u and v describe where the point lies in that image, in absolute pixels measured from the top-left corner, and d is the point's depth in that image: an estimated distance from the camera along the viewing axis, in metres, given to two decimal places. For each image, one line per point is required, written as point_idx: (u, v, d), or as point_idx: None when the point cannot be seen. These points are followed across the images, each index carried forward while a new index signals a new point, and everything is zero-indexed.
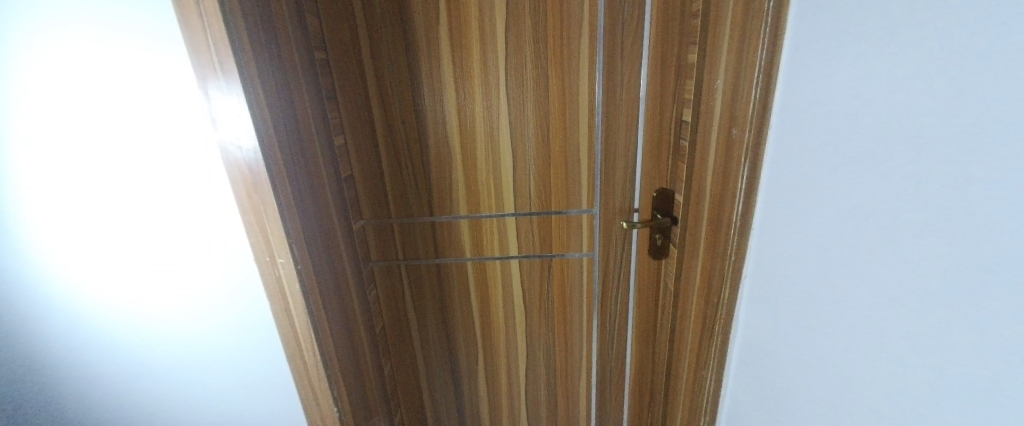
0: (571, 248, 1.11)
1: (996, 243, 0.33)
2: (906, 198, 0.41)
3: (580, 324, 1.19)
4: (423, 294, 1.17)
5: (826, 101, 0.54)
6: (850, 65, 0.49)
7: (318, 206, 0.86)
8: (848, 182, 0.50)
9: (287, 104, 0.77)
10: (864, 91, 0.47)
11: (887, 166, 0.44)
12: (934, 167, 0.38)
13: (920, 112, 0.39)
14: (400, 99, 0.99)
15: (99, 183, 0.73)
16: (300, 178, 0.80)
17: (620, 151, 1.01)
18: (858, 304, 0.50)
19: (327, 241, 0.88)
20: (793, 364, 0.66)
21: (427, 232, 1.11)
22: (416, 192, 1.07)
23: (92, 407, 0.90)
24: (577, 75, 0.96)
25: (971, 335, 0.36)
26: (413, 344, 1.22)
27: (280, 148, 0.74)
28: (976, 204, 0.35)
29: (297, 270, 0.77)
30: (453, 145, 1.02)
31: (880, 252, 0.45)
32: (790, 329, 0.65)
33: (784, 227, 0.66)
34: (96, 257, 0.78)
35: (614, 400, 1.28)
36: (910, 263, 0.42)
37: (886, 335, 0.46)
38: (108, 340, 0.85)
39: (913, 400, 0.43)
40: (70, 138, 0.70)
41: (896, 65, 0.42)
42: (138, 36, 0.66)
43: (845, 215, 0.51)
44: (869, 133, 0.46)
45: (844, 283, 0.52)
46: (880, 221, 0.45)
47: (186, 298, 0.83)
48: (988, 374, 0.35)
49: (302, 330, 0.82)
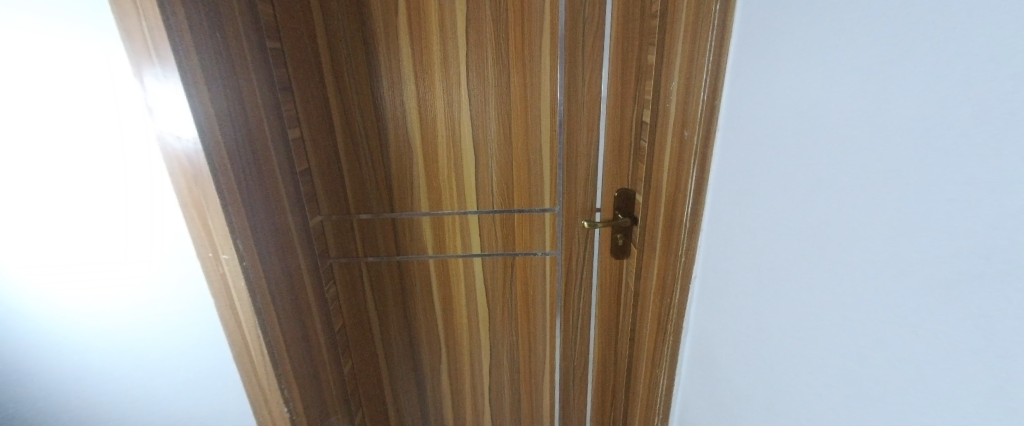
0: (534, 246, 1.10)
1: (975, 248, 0.32)
2: (885, 201, 0.40)
3: (544, 323, 1.19)
4: (386, 291, 1.15)
5: (800, 102, 0.53)
6: (824, 65, 0.48)
7: (269, 201, 0.83)
8: (822, 187, 0.49)
9: (234, 94, 0.74)
10: (841, 92, 0.46)
11: (865, 169, 0.42)
12: (912, 171, 0.37)
13: (898, 113, 0.38)
14: (359, 95, 0.97)
15: (72, 181, 0.71)
16: (248, 171, 0.77)
17: (582, 151, 1.01)
18: (833, 310, 0.49)
19: (278, 236, 0.86)
20: (762, 369, 0.65)
21: (388, 229, 1.09)
22: (376, 188, 1.05)
23: (51, 398, 0.89)
24: (539, 73, 0.95)
25: (950, 343, 0.35)
26: (375, 343, 1.20)
27: (224, 139, 0.71)
28: (955, 211, 0.33)
29: (242, 266, 0.75)
30: (414, 141, 1.01)
31: (858, 256, 0.44)
32: (762, 334, 0.64)
33: (748, 231, 0.67)
34: (62, 254, 0.76)
35: (576, 400, 1.29)
36: (888, 271, 0.40)
37: (863, 344, 0.44)
38: (68, 335, 0.82)
39: (891, 410, 0.42)
40: (40, 137, 0.68)
41: (874, 65, 0.41)
42: (104, 30, 0.63)
43: (819, 219, 0.50)
44: (845, 134, 0.45)
45: (818, 288, 0.51)
46: (858, 224, 0.44)
47: (157, 298, 0.80)
48: (968, 386, 0.33)
49: (249, 328, 0.79)
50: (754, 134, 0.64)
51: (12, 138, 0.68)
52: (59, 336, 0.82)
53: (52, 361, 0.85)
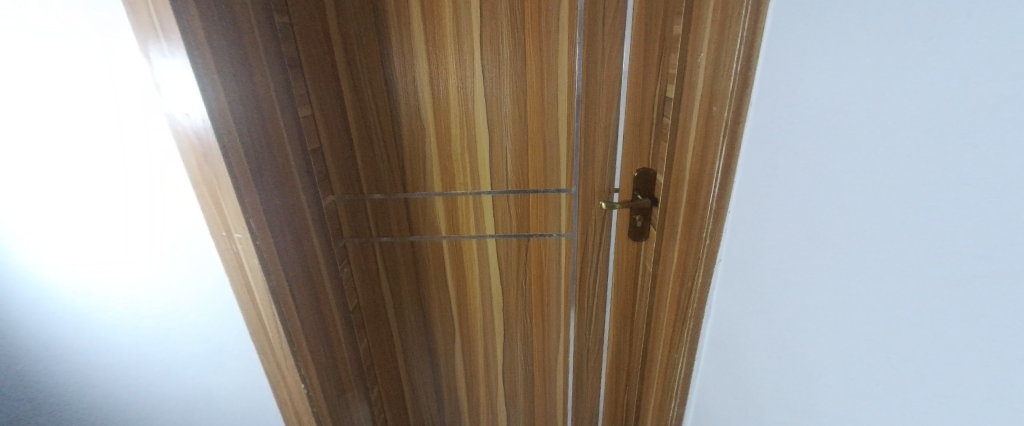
0: (549, 228, 1.08)
1: (972, 244, 0.33)
2: (889, 199, 0.41)
3: (558, 305, 1.18)
4: (400, 273, 1.15)
5: (810, 95, 0.53)
6: (831, 61, 0.49)
7: (281, 180, 0.82)
8: (825, 184, 0.51)
9: (243, 71, 0.72)
10: (842, 94, 0.47)
11: (868, 167, 0.43)
12: (912, 172, 0.38)
13: (899, 114, 0.39)
14: (369, 72, 0.94)
15: (85, 185, 0.73)
16: (260, 150, 0.76)
17: (600, 129, 0.96)
18: (841, 303, 0.49)
19: (290, 217, 0.85)
20: (775, 359, 0.65)
21: (401, 210, 1.08)
22: (389, 168, 1.03)
23: (79, 374, 0.92)
24: (556, 47, 0.90)
25: (945, 338, 0.36)
26: (390, 323, 1.21)
27: (234, 118, 0.69)
28: (956, 212, 0.34)
29: (256, 246, 0.75)
30: (427, 120, 0.98)
31: (863, 249, 0.45)
32: (775, 323, 0.64)
33: (761, 221, 0.67)
34: (75, 248, 0.78)
35: (590, 382, 1.28)
36: (887, 266, 0.41)
37: (864, 336, 0.46)
38: (91, 317, 0.85)
39: (890, 402, 0.43)
40: (51, 134, 0.69)
41: (878, 63, 0.42)
42: (110, 29, 0.62)
43: (823, 215, 0.52)
44: (853, 129, 0.45)
45: (826, 282, 0.52)
46: (864, 220, 0.44)
47: (168, 286, 0.82)
48: (965, 380, 0.34)
49: (264, 307, 0.79)
50: (767, 123, 0.64)
51: (26, 136, 0.69)
52: (83, 318, 0.85)
53: (79, 340, 0.88)
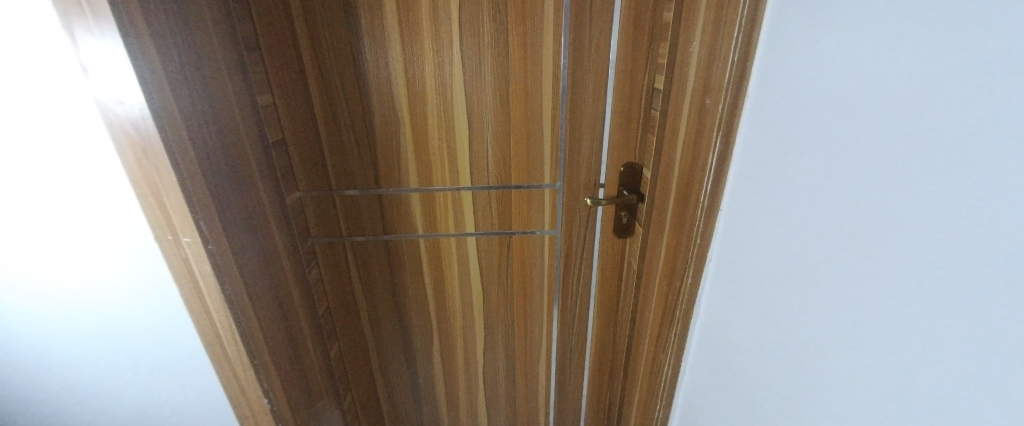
0: (533, 224, 1.03)
1: (1009, 255, 0.30)
2: (918, 210, 0.38)
3: (541, 305, 1.13)
4: (374, 275, 1.08)
5: (821, 94, 0.49)
6: (848, 60, 0.45)
7: (236, 176, 0.73)
8: (831, 190, 0.49)
9: (190, 52, 0.64)
10: (852, 99, 0.45)
11: (886, 175, 0.41)
12: (940, 180, 0.36)
13: (923, 120, 0.37)
14: (338, 57, 0.86)
15: (58, 185, 0.65)
16: (212, 143, 0.68)
17: (587, 120, 0.92)
18: (856, 317, 0.46)
19: (249, 216, 0.77)
20: (768, 365, 0.63)
21: (374, 207, 1.00)
22: (360, 163, 0.95)
23: (19, 389, 0.83)
24: (541, 32, 0.85)
25: (976, 352, 0.34)
26: (364, 327, 1.14)
27: (178, 107, 0.60)
28: (989, 221, 0.32)
29: (207, 250, 0.66)
30: (402, 110, 0.91)
31: (884, 262, 0.42)
32: (769, 327, 0.62)
33: (759, 222, 0.63)
34: (43, 255, 0.70)
35: (573, 381, 1.25)
36: (907, 277, 0.40)
37: (878, 349, 0.44)
38: (35, 327, 0.76)
39: (908, 416, 0.41)
40: (23, 130, 0.62)
41: (905, 65, 0.39)
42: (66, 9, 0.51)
43: (828, 222, 0.50)
44: (875, 133, 0.42)
45: (837, 288, 0.49)
46: (886, 232, 0.42)
47: (127, 295, 0.74)
48: (997, 396, 0.32)
49: (219, 317, 0.72)
50: (765, 120, 0.61)
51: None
52: (27, 328, 0.77)
53: (17, 352, 0.79)
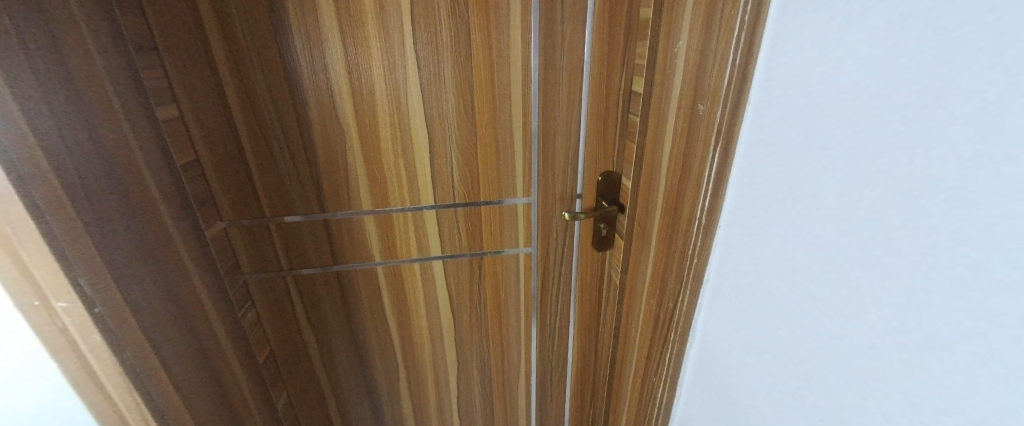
0: (505, 243, 0.93)
1: None
2: (937, 236, 0.32)
3: (517, 327, 1.04)
4: (324, 310, 0.94)
5: (829, 98, 0.42)
6: (853, 60, 0.39)
7: (128, 208, 0.58)
8: (832, 211, 0.43)
9: (48, 48, 0.47)
10: (853, 108, 0.39)
11: (889, 197, 0.36)
12: (954, 206, 0.31)
13: (931, 135, 0.32)
14: (260, 58, 0.71)
15: None
16: (90, 170, 0.52)
17: (561, 126, 0.83)
18: (863, 353, 0.41)
19: (152, 258, 0.61)
20: (770, 395, 0.57)
21: (319, 234, 0.86)
22: (298, 183, 0.81)
23: None
24: (508, 29, 0.74)
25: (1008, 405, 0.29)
26: (316, 368, 0.99)
27: (31, 123, 0.44)
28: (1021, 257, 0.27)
29: (93, 315, 0.49)
30: (347, 120, 0.77)
31: (892, 299, 0.37)
32: (768, 356, 0.56)
33: (753, 240, 0.58)
34: None
35: (554, 404, 1.17)
36: (916, 313, 0.35)
37: (886, 388, 0.39)
38: None
39: None
40: None
41: (916, 66, 0.33)
42: None
43: (828, 246, 0.44)
44: (886, 146, 0.36)
45: (845, 320, 0.43)
46: (904, 262, 0.35)
47: None
48: None
49: (121, 396, 0.54)
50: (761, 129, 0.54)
51: None
52: None
53: None
